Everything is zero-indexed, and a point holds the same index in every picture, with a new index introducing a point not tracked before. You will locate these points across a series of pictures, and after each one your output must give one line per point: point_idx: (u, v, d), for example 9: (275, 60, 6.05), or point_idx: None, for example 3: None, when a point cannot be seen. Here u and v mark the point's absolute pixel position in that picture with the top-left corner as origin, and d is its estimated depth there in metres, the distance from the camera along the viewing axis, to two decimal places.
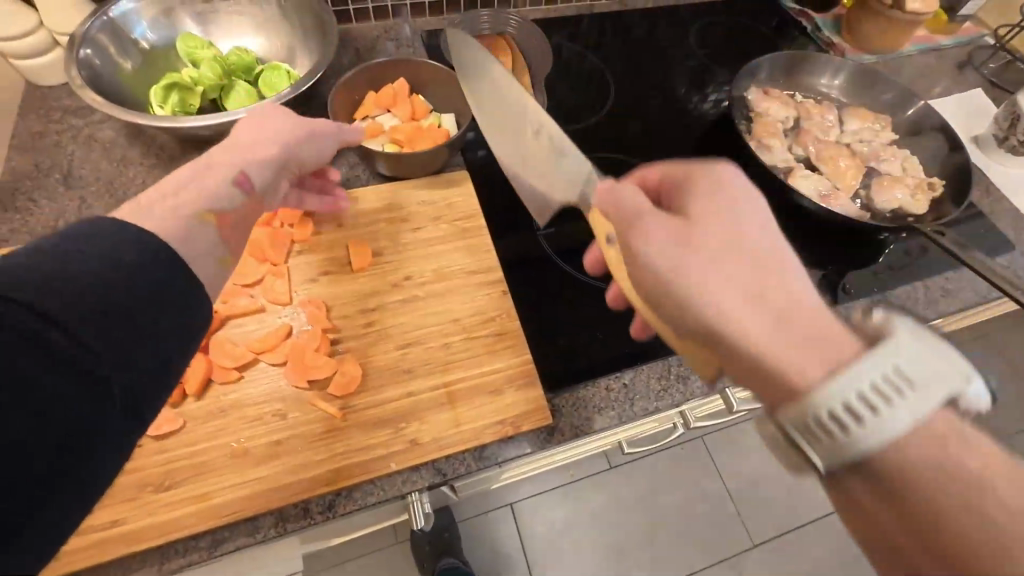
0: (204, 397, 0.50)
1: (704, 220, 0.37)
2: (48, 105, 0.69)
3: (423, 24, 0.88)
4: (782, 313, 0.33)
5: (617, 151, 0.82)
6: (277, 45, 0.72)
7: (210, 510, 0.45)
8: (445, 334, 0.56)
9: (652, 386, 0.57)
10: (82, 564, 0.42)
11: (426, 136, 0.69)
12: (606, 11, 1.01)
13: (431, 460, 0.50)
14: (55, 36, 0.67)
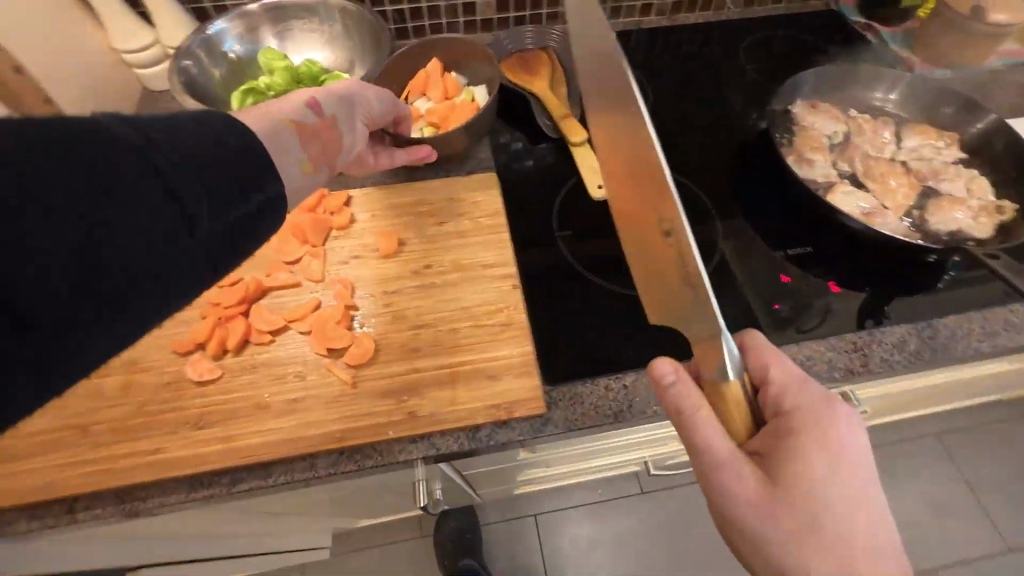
0: (242, 353, 0.57)
1: (802, 482, 0.38)
2: (156, 106, 0.82)
3: (473, 40, 0.95)
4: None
5: None
6: (341, 58, 0.82)
7: (233, 451, 0.52)
8: (455, 320, 0.60)
9: (653, 391, 0.57)
10: (130, 480, 0.50)
11: (459, 112, 0.74)
12: (653, 28, 1.02)
13: (427, 433, 0.53)
14: (167, 50, 0.81)
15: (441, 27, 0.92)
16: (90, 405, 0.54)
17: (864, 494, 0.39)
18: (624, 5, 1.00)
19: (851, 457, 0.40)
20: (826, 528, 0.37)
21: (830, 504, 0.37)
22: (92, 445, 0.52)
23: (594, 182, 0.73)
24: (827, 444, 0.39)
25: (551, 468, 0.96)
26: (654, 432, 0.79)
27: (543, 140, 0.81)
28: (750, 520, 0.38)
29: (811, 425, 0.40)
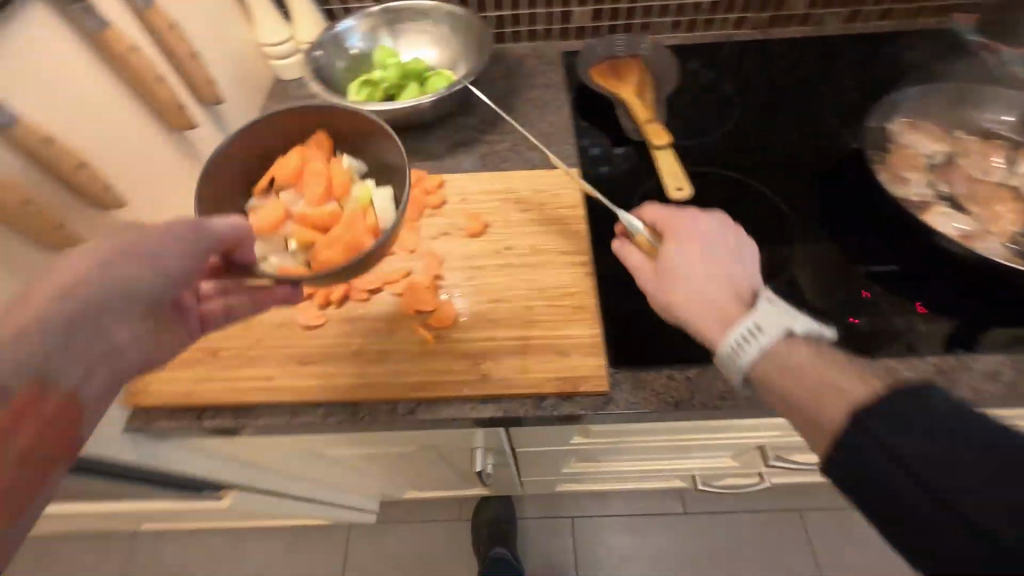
0: (344, 306, 0.65)
1: (673, 258, 0.55)
2: (286, 93, 0.95)
3: (565, 45, 1.00)
4: (714, 307, 0.51)
5: (730, 168, 0.83)
6: (446, 58, 0.90)
7: (330, 388, 0.59)
8: (530, 298, 0.64)
9: (717, 386, 0.59)
10: (247, 400, 0.59)
11: (351, 237, 0.59)
12: (745, 40, 1.03)
13: (498, 395, 0.58)
14: (298, 44, 0.93)
15: (536, 32, 0.99)
16: (220, 334, 0.64)
17: (720, 265, 0.54)
18: (718, 17, 1.02)
19: (711, 241, 0.56)
20: (679, 280, 0.54)
21: (692, 272, 0.54)
22: (219, 367, 0.62)
23: (673, 184, 0.76)
24: (675, 233, 0.57)
25: (598, 459, 1.00)
26: (708, 437, 0.80)
27: (625, 142, 0.85)
28: (651, 283, 0.56)
29: (678, 224, 0.57)
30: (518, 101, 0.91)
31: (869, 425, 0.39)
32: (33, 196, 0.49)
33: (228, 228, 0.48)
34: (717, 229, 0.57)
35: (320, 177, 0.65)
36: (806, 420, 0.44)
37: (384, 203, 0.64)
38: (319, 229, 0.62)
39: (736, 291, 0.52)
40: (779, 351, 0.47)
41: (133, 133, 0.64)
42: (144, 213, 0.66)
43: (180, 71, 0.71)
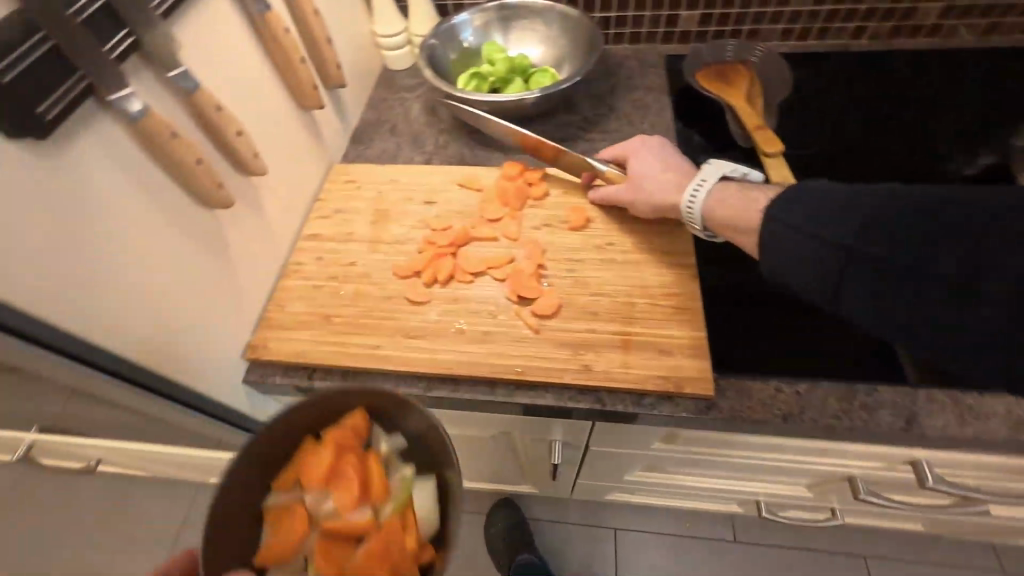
0: (449, 287, 0.68)
1: (638, 167, 0.69)
2: (392, 81, 1.00)
3: (667, 50, 1.01)
4: (639, 188, 0.68)
5: (841, 180, 0.82)
6: (553, 58, 0.93)
7: (434, 364, 0.62)
8: (631, 296, 0.64)
9: (827, 406, 0.58)
10: (357, 365, 0.63)
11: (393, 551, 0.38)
12: (859, 52, 1.00)
13: (599, 387, 0.58)
14: (412, 38, 0.99)
15: (639, 36, 1.00)
16: (334, 301, 0.69)
17: (661, 159, 0.69)
18: (834, 27, 0.99)
19: (657, 148, 0.70)
20: (647, 183, 0.68)
21: (654, 171, 0.68)
22: (333, 331, 0.66)
23: (784, 190, 0.74)
24: (632, 150, 0.71)
25: (663, 469, 0.99)
26: (792, 458, 0.78)
27: (730, 146, 0.83)
28: (622, 193, 0.70)
29: (634, 146, 0.71)
30: (618, 104, 0.92)
31: (785, 205, 0.52)
32: (203, 156, 0.54)
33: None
34: (653, 142, 0.71)
35: (350, 481, 0.42)
36: (746, 230, 0.57)
37: (428, 494, 0.42)
38: (342, 554, 0.39)
39: (677, 168, 0.67)
40: (721, 190, 0.61)
41: (276, 103, 0.70)
42: (274, 182, 0.72)
43: (315, 57, 0.77)
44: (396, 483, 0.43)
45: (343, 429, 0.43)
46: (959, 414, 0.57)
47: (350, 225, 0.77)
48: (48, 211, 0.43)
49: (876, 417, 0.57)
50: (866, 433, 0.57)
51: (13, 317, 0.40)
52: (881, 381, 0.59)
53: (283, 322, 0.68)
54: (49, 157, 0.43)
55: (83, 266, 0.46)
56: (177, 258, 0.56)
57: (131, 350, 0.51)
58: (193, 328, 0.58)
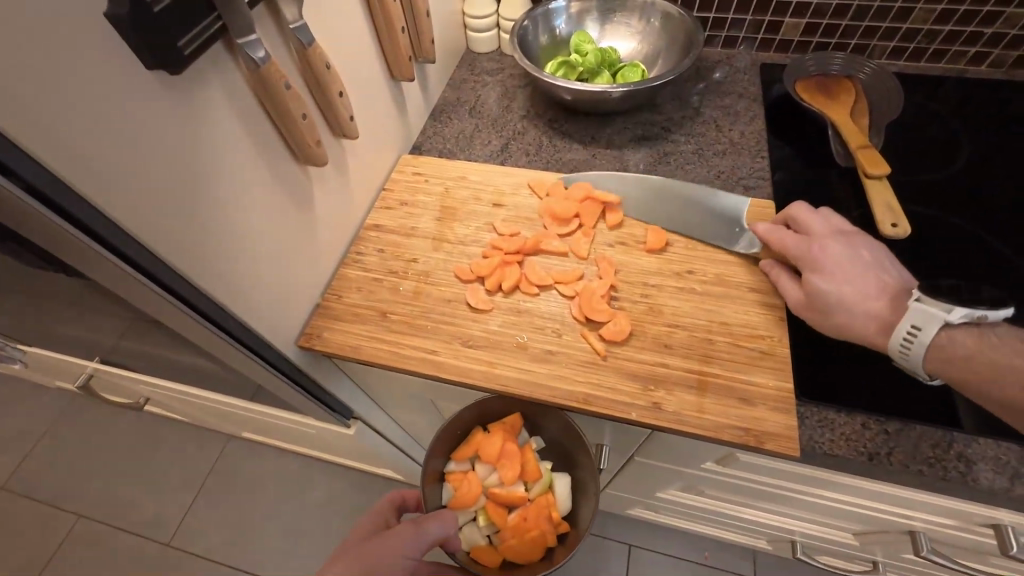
0: (512, 297, 0.65)
1: (823, 285, 0.56)
2: (474, 66, 1.00)
3: (764, 58, 0.97)
4: (838, 304, 0.55)
5: (950, 213, 0.75)
6: (642, 52, 0.91)
7: (493, 376, 0.59)
8: (711, 331, 0.60)
9: (920, 449, 0.53)
10: (414, 366, 0.61)
11: (539, 534, 0.66)
12: (979, 79, 0.91)
13: (666, 428, 0.54)
14: (501, 21, 0.98)
15: (735, 40, 0.96)
16: (390, 297, 0.66)
17: (859, 276, 0.55)
18: (952, 49, 0.91)
19: (849, 260, 0.56)
20: (838, 307, 0.55)
21: (865, 292, 0.54)
22: (389, 328, 0.64)
23: (887, 219, 0.68)
24: (819, 260, 0.57)
25: (700, 493, 0.96)
26: (854, 505, 0.73)
27: (827, 167, 0.78)
28: (800, 310, 0.58)
29: (819, 256, 0.57)
30: (707, 109, 0.88)
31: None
32: (308, 111, 0.53)
33: (441, 524, 0.60)
34: (847, 251, 0.57)
35: (514, 464, 0.68)
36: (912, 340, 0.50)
37: (565, 492, 0.71)
38: (503, 510, 0.68)
39: (882, 289, 0.54)
40: (946, 340, 0.49)
41: (374, 69, 0.69)
42: (361, 149, 0.70)
43: (412, 26, 0.74)
44: (543, 473, 0.70)
45: (505, 428, 0.69)
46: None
47: (415, 220, 0.74)
48: (163, 148, 0.41)
49: (975, 472, 0.52)
50: (960, 486, 0.52)
51: (119, 239, 0.40)
52: (983, 431, 0.53)
53: (339, 313, 0.66)
54: (175, 91, 0.41)
55: (188, 203, 0.45)
56: (266, 215, 0.55)
57: (216, 286, 0.50)
58: (273, 277, 0.58)
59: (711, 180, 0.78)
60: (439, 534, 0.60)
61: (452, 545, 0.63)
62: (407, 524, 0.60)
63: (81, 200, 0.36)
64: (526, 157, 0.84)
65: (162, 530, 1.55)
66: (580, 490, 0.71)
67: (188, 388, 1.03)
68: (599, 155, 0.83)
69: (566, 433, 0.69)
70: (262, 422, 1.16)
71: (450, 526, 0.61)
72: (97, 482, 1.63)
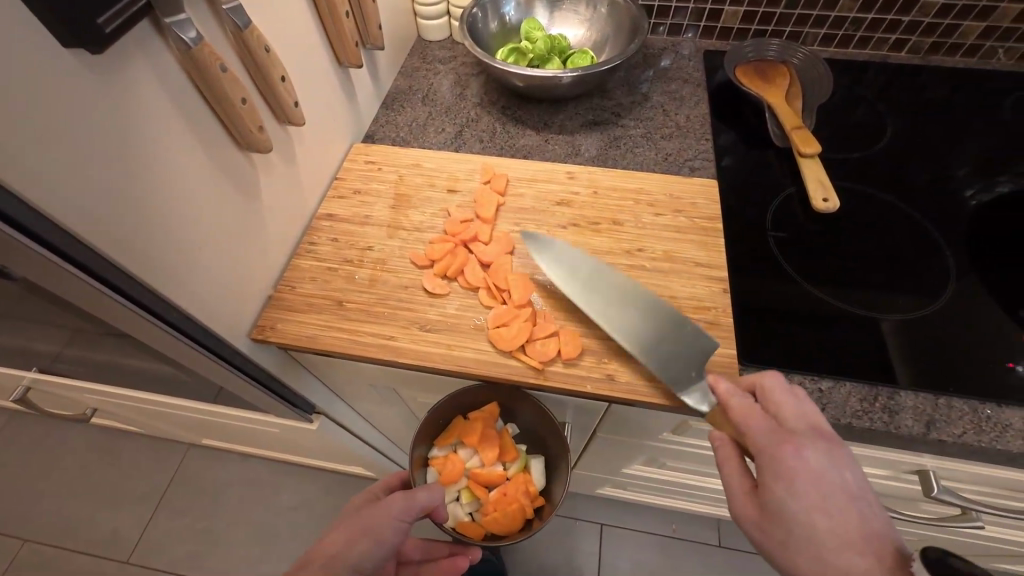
0: (466, 284, 0.65)
1: (788, 507, 0.41)
2: (427, 53, 1.00)
3: (707, 45, 1.00)
4: (806, 538, 0.41)
5: (875, 188, 0.81)
6: (591, 39, 0.93)
7: (452, 357, 0.60)
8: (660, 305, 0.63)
9: (850, 403, 0.58)
10: (373, 353, 0.61)
11: (519, 508, 0.68)
12: (900, 64, 0.98)
13: (620, 398, 0.57)
14: (451, 8, 0.97)
15: (680, 27, 1.00)
16: (347, 285, 0.66)
17: (844, 512, 0.40)
18: (876, 37, 0.97)
19: (828, 479, 0.41)
20: (801, 545, 0.41)
21: (840, 535, 0.39)
22: (345, 316, 0.64)
23: (819, 194, 0.73)
24: (790, 476, 0.42)
25: (663, 465, 1.00)
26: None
27: (766, 149, 0.83)
28: (753, 529, 0.45)
29: (790, 465, 0.42)
30: (655, 94, 0.91)
31: None
32: (248, 96, 0.52)
33: (429, 494, 0.61)
34: (832, 468, 0.42)
35: (494, 447, 0.70)
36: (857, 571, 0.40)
37: (541, 471, 0.73)
38: (485, 488, 0.71)
39: (867, 538, 0.39)
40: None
41: (319, 56, 0.68)
42: (310, 137, 0.69)
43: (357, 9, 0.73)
44: (521, 453, 0.73)
45: (485, 415, 0.70)
46: (976, 423, 0.57)
47: (369, 208, 0.73)
48: (91, 137, 0.40)
49: (899, 423, 0.57)
50: (884, 434, 0.57)
51: (50, 231, 0.38)
52: (902, 385, 0.58)
53: (293, 304, 0.64)
54: (97, 73, 0.39)
55: (124, 193, 0.43)
56: (211, 206, 0.54)
57: (162, 280, 0.49)
58: (221, 269, 0.56)
59: (659, 162, 0.81)
60: (427, 502, 0.61)
61: (440, 514, 0.64)
62: (397, 494, 0.62)
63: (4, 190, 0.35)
64: (480, 144, 0.84)
65: (119, 547, 1.48)
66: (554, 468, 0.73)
67: (138, 395, 0.98)
68: (551, 140, 0.85)
69: (542, 421, 0.70)
70: (222, 425, 1.13)
71: (439, 497, 0.62)
72: (46, 500, 1.55)
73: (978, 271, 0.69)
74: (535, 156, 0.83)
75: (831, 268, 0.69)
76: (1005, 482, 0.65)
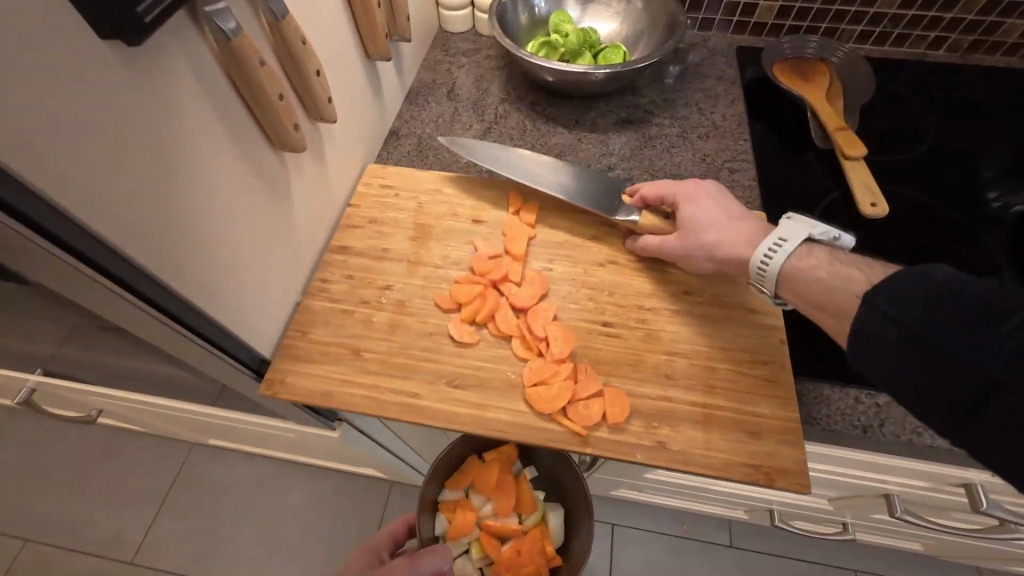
0: (497, 332, 0.59)
1: (696, 214, 0.58)
2: (449, 44, 0.96)
3: (739, 41, 0.97)
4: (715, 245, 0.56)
5: (918, 191, 0.78)
6: (622, 34, 0.89)
7: (486, 421, 0.54)
8: (712, 358, 0.57)
9: (910, 419, 0.55)
10: (396, 416, 0.55)
11: (534, 570, 0.65)
12: (937, 63, 0.95)
13: (671, 470, 0.52)
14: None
15: (712, 22, 0.96)
16: (364, 332, 0.60)
17: (734, 214, 0.58)
18: (913, 34, 0.94)
19: (715, 201, 0.59)
20: (711, 232, 0.57)
21: (725, 220, 0.57)
22: (364, 370, 0.57)
23: (866, 199, 0.71)
24: (689, 196, 0.60)
25: None
26: (837, 478, 0.76)
27: (806, 150, 0.80)
28: (679, 252, 0.59)
29: (687, 192, 0.60)
30: (688, 91, 0.88)
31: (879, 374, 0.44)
32: (285, 92, 0.48)
33: (437, 559, 0.55)
34: (712, 190, 0.60)
35: (510, 495, 0.66)
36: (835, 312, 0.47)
37: (559, 523, 0.70)
38: (497, 542, 0.67)
39: (741, 221, 0.57)
40: None
41: (349, 51, 0.64)
42: (338, 133, 0.65)
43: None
44: (538, 504, 0.69)
45: (501, 461, 0.66)
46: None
47: (386, 239, 0.67)
48: (123, 137, 0.37)
49: None
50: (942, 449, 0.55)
51: (59, 226, 0.34)
52: None
53: (304, 353, 0.58)
54: (134, 65, 0.36)
55: (155, 197, 0.40)
56: (244, 210, 0.50)
57: (191, 285, 0.46)
58: (250, 273, 0.53)
59: (697, 163, 0.78)
60: (434, 568, 0.55)
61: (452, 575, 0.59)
62: (401, 558, 0.56)
63: (23, 189, 0.32)
64: (509, 142, 0.81)
65: (122, 549, 1.45)
66: (574, 520, 0.69)
67: (149, 398, 0.95)
68: (584, 139, 0.82)
69: (558, 460, 0.68)
70: (231, 427, 1.09)
71: (447, 560, 0.56)
72: (44, 501, 1.51)
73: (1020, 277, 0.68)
74: (567, 155, 0.80)
75: None
76: None
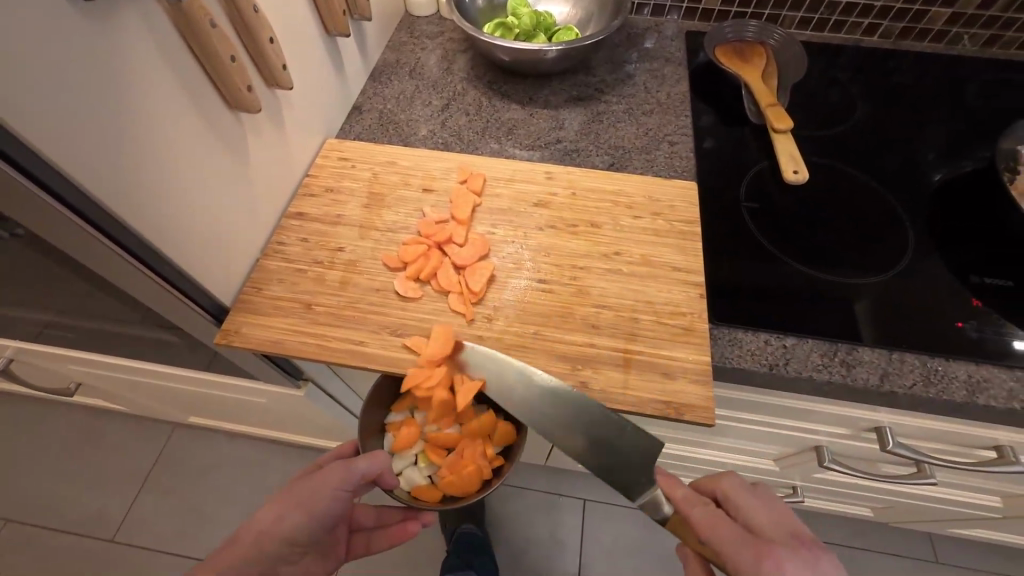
0: (439, 290, 0.64)
1: None
2: (414, 27, 1.01)
3: (689, 26, 1.03)
4: None
5: (843, 163, 0.85)
6: (576, 17, 0.95)
7: (426, 364, 0.59)
8: (635, 310, 0.63)
9: (812, 358, 0.62)
10: (342, 359, 0.59)
11: (476, 469, 0.69)
12: (872, 48, 1.02)
13: (593, 406, 0.58)
14: None
15: (663, 8, 1.02)
16: (317, 288, 0.64)
17: None
18: (849, 21, 1.01)
19: None
20: None
21: None
22: (314, 321, 0.61)
23: (790, 166, 0.77)
24: None
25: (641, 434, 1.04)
26: (768, 429, 0.82)
27: (741, 125, 0.87)
28: None
29: None
30: (637, 72, 0.94)
31: None
32: (237, 54, 0.53)
33: (368, 464, 0.61)
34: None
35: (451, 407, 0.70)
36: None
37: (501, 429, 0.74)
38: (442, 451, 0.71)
39: None
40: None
41: (307, 25, 0.69)
42: (297, 102, 0.70)
43: None
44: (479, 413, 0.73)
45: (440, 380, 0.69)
46: (925, 376, 0.61)
47: (341, 206, 0.71)
48: (89, 89, 0.42)
49: (853, 372, 0.61)
50: (842, 385, 0.61)
51: (40, 170, 0.40)
52: (857, 340, 0.63)
53: (259, 307, 0.62)
54: (97, 25, 0.41)
55: (121, 146, 0.45)
56: (206, 166, 0.56)
57: (155, 231, 0.51)
58: (212, 225, 0.58)
59: (639, 136, 0.84)
60: (366, 471, 0.61)
61: (387, 480, 0.66)
62: (336, 464, 0.62)
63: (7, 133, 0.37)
64: (465, 117, 0.86)
65: (100, 524, 1.48)
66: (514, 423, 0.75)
67: (126, 365, 0.99)
68: (536, 114, 0.87)
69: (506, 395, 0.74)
70: (206, 397, 1.13)
71: (380, 466, 0.62)
72: (25, 480, 1.54)
73: (935, 238, 0.74)
74: (519, 129, 0.85)
75: (797, 233, 0.73)
76: (948, 432, 0.71)
